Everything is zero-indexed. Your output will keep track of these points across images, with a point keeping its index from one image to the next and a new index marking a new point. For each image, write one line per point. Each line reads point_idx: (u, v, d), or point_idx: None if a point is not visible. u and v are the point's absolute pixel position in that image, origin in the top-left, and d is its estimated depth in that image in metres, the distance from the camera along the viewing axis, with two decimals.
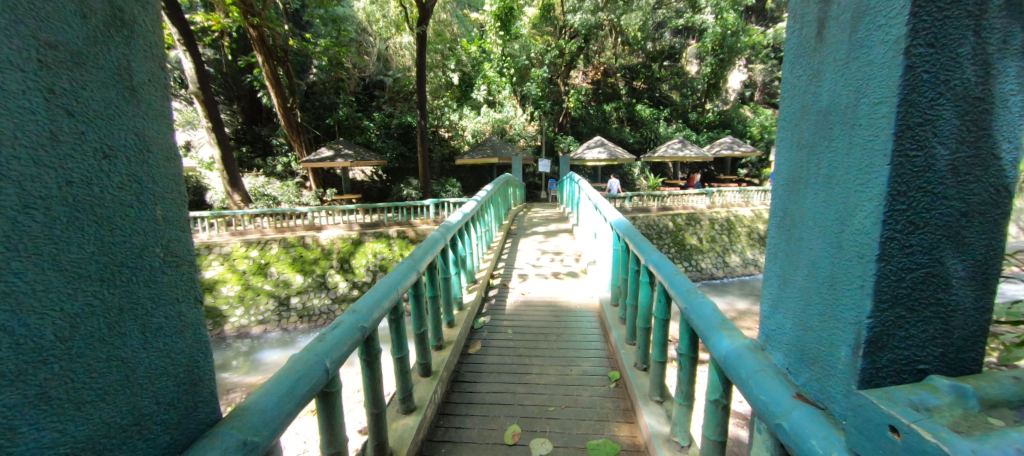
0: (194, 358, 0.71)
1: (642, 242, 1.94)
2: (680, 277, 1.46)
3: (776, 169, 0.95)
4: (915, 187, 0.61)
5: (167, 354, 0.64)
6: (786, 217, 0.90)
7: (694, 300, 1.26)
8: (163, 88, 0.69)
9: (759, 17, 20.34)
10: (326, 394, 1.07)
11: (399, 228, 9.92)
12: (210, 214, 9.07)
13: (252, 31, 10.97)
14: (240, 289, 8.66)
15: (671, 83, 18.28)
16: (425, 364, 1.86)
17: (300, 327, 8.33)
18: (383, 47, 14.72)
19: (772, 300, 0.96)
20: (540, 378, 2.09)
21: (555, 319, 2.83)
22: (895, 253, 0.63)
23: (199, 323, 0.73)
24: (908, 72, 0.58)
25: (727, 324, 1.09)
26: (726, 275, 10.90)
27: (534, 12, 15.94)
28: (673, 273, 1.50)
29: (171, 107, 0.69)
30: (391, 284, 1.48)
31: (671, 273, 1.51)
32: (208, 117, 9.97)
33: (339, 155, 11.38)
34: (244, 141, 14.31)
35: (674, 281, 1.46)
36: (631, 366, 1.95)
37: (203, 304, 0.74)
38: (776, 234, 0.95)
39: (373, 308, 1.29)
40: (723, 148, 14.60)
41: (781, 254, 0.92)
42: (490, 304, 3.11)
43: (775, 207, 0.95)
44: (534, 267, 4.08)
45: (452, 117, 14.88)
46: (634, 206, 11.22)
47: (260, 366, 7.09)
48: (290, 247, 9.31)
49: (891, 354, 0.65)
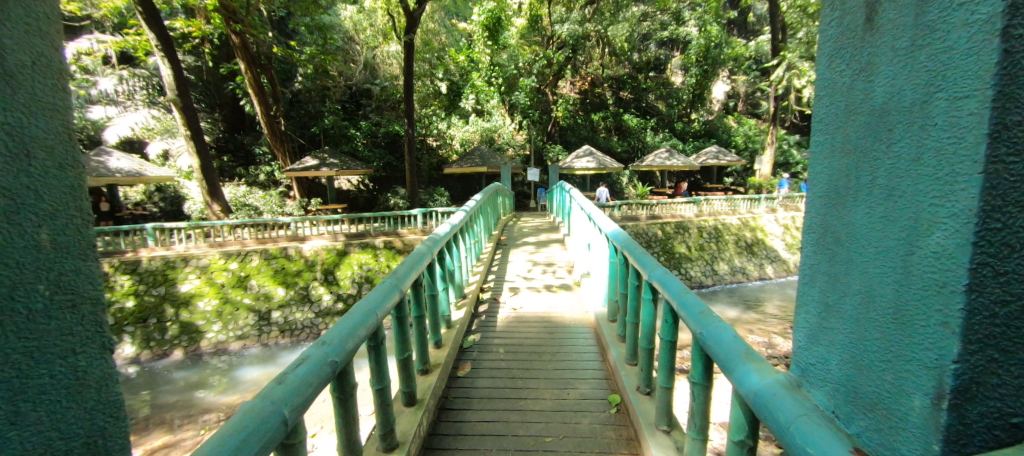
0: (97, 404, 0.60)
1: (643, 255, 1.82)
2: (691, 296, 1.33)
3: (811, 180, 0.84)
4: (1011, 200, 0.49)
5: (50, 405, 0.54)
6: (828, 231, 0.79)
7: (710, 324, 1.13)
8: (63, 90, 0.63)
9: (740, 30, 20.76)
10: (285, 447, 0.90)
11: (386, 238, 9.66)
12: (187, 225, 8.67)
13: (235, 38, 10.80)
14: (217, 303, 8.31)
15: (657, 93, 18.50)
16: (409, 393, 1.69)
17: (281, 342, 8.02)
18: (370, 55, 14.78)
19: (807, 328, 0.85)
20: (536, 404, 1.93)
21: (549, 337, 2.67)
22: (988, 283, 0.50)
23: (102, 359, 0.63)
24: (1005, 58, 0.46)
25: (754, 355, 0.96)
26: (715, 283, 10.96)
27: (521, 23, 16.01)
28: (684, 291, 1.38)
29: (63, 114, 0.61)
30: (370, 307, 1.31)
31: (680, 291, 1.38)
32: (186, 125, 9.61)
33: (324, 164, 11.09)
34: (224, 150, 13.86)
35: (683, 301, 1.33)
36: (634, 390, 1.80)
37: (106, 339, 0.64)
38: (812, 253, 0.84)
39: (346, 338, 1.12)
40: (710, 158, 14.69)
41: (820, 276, 0.81)
42: (480, 321, 2.94)
43: (812, 221, 0.84)
44: (525, 280, 3.94)
45: (440, 126, 14.60)
46: (623, 215, 11.22)
47: (237, 384, 6.76)
48: (271, 259, 8.95)
49: (982, 407, 0.52)
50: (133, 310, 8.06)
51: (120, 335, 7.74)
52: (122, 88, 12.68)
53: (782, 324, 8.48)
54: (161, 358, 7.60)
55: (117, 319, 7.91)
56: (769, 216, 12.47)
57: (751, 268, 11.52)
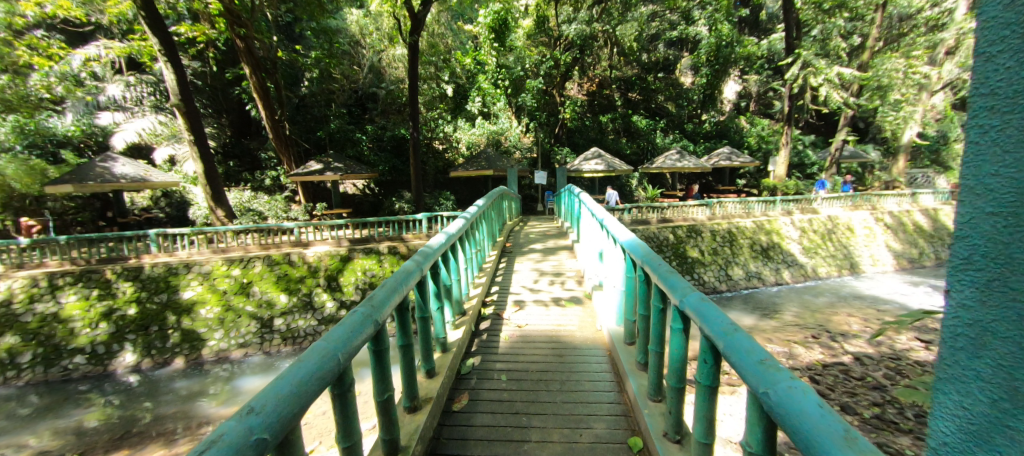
0: None
1: (670, 273, 1.53)
2: (744, 336, 1.03)
3: (978, 187, 0.57)
4: None
5: None
6: (1015, 274, 0.51)
7: (780, 382, 0.83)
8: None
9: (752, 29, 20.23)
10: None
11: (390, 243, 9.48)
12: (189, 231, 8.48)
13: (239, 43, 10.68)
14: (219, 310, 8.16)
15: (667, 94, 18.17)
16: (391, 441, 1.42)
17: (284, 351, 7.83)
18: (375, 59, 14.87)
19: (955, 408, 0.58)
20: (543, 449, 1.63)
21: (558, 360, 2.38)
22: None
23: None
24: None
25: (859, 440, 0.66)
26: (729, 289, 10.55)
27: (528, 24, 15.73)
28: (733, 327, 1.08)
29: None
30: (327, 350, 1.03)
31: (728, 328, 1.08)
32: (189, 130, 9.45)
33: (329, 168, 10.96)
34: (230, 155, 13.77)
35: (733, 341, 1.03)
36: (660, 436, 1.50)
37: None
38: (974, 303, 0.56)
39: (288, 401, 0.84)
40: (722, 159, 14.28)
41: (993, 341, 0.53)
42: (481, 340, 2.67)
43: (983, 255, 0.55)
44: (531, 292, 3.65)
45: (446, 130, 14.97)
46: (633, 219, 10.90)
47: (236, 395, 6.53)
48: (274, 265, 8.78)
49: None
50: (134, 317, 7.92)
51: (122, 343, 7.60)
52: (130, 95, 12.81)
53: (802, 332, 8.08)
54: (161, 366, 7.45)
55: (119, 327, 7.76)
56: (785, 219, 12.03)
57: (766, 273, 11.08)
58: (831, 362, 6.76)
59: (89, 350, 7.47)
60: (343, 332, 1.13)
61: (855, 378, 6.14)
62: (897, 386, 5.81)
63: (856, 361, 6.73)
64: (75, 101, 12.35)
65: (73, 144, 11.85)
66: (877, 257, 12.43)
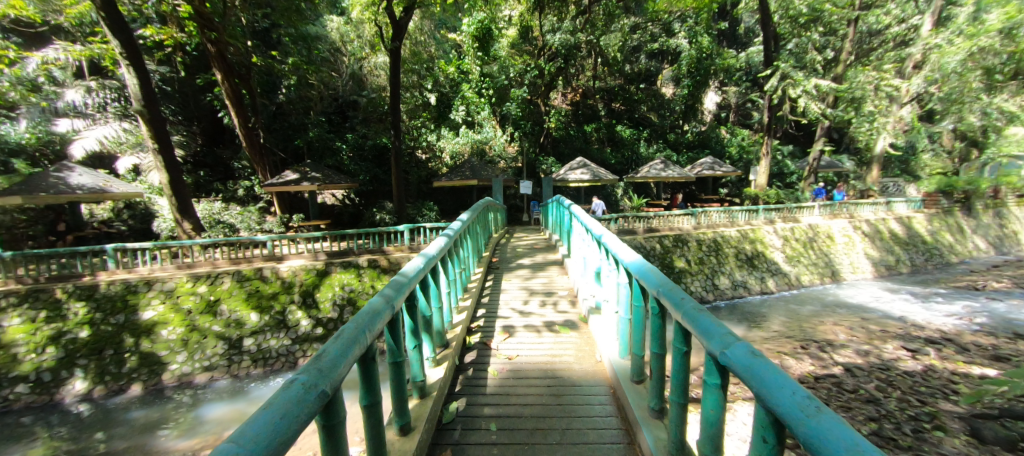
0: None
1: (698, 313, 1.25)
2: (834, 422, 0.71)
3: None
4: None
5: None
6: None
7: None
8: None
9: (730, 42, 20.71)
10: None
11: (370, 257, 9.00)
12: (152, 245, 7.90)
13: (210, 47, 10.15)
14: (183, 331, 7.52)
15: (649, 104, 18.34)
16: None
17: (253, 373, 7.25)
18: (357, 66, 14.48)
19: None
20: None
21: (556, 403, 2.07)
22: None
23: None
24: None
25: None
26: (716, 298, 10.47)
27: (512, 33, 15.73)
28: (814, 404, 0.77)
29: None
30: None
31: (805, 404, 0.77)
32: (154, 138, 8.86)
33: (305, 178, 10.43)
34: (201, 164, 13.19)
35: (826, 433, 0.69)
36: None
37: None
38: None
39: None
40: (705, 169, 14.37)
41: None
42: (466, 378, 2.34)
43: None
44: (521, 316, 3.35)
45: (429, 138, 14.77)
46: (620, 229, 10.78)
47: (199, 425, 5.93)
48: (244, 281, 8.21)
49: None
50: (87, 340, 7.22)
51: (71, 369, 6.90)
52: (92, 101, 11.87)
53: (791, 342, 7.94)
54: (116, 394, 6.75)
55: (69, 351, 7.06)
56: (768, 228, 12.09)
57: (752, 282, 11.05)
58: (823, 373, 6.61)
59: (32, 378, 6.74)
60: (267, 424, 0.76)
61: (848, 391, 5.97)
62: (891, 399, 5.67)
63: (847, 373, 6.59)
64: (28, 106, 11.27)
65: (27, 153, 11.01)
66: (856, 265, 12.57)
